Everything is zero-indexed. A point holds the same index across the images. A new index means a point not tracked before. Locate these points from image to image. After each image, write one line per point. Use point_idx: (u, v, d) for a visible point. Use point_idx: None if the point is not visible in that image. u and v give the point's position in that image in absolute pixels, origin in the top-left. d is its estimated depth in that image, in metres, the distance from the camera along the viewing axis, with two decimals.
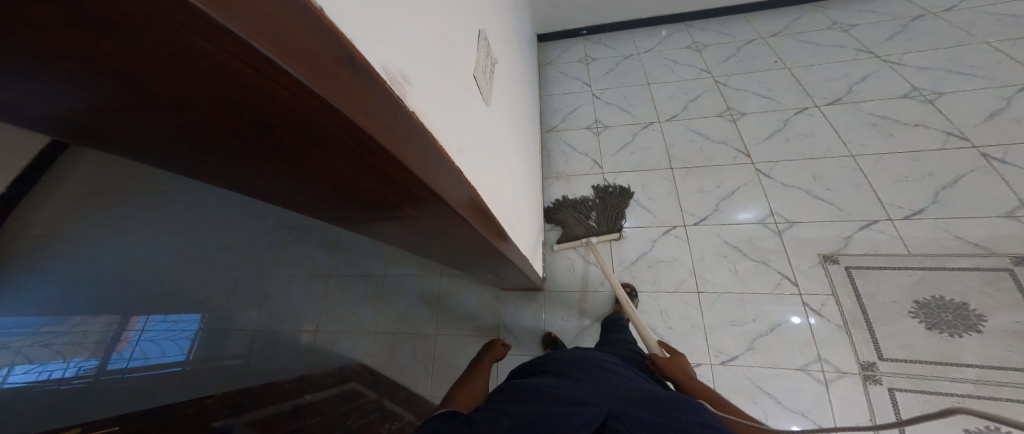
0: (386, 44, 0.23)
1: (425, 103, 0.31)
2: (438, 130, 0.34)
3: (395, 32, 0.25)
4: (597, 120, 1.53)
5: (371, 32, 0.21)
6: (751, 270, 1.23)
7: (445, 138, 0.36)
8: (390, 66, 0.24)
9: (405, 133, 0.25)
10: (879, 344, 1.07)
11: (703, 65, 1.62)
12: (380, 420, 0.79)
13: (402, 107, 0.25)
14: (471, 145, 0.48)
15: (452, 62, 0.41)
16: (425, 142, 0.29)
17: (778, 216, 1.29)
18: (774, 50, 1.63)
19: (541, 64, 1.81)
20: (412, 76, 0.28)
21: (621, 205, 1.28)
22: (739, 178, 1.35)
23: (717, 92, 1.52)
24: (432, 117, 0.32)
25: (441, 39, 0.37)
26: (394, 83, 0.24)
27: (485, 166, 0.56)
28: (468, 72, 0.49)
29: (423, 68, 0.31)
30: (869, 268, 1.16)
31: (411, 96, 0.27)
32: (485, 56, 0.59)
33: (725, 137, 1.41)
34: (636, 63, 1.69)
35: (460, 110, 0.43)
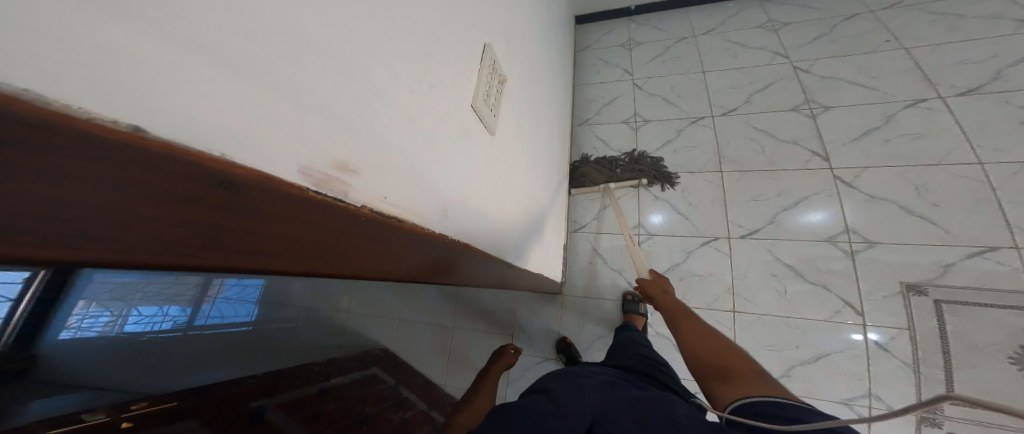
0: (308, 145, 0.19)
1: (382, 182, 0.27)
2: (405, 200, 0.30)
3: (331, 120, 0.21)
4: (637, 113, 1.37)
5: (277, 144, 0.17)
6: (803, 294, 1.08)
7: (416, 202, 0.32)
8: (313, 167, 0.19)
9: (323, 242, 0.20)
10: (953, 384, 0.91)
11: (778, 47, 1.34)
12: (394, 408, 0.88)
13: (330, 213, 0.20)
14: (458, 182, 0.44)
15: (438, 110, 0.37)
16: (368, 234, 0.24)
17: (855, 235, 1.09)
18: (885, 27, 1.28)
19: (577, 51, 1.63)
20: (360, 160, 0.24)
21: (650, 166, 1.25)
22: (807, 186, 1.14)
23: (795, 80, 1.26)
24: (395, 193, 0.28)
25: (419, 83, 0.32)
26: (321, 187, 0.20)
27: (481, 203, 0.53)
28: (465, 106, 0.44)
29: (383, 140, 0.27)
30: (965, 304, 0.95)
31: (353, 189, 0.23)
32: (488, 79, 0.54)
33: (797, 135, 1.19)
34: (690, 48, 1.44)
35: (444, 152, 0.39)
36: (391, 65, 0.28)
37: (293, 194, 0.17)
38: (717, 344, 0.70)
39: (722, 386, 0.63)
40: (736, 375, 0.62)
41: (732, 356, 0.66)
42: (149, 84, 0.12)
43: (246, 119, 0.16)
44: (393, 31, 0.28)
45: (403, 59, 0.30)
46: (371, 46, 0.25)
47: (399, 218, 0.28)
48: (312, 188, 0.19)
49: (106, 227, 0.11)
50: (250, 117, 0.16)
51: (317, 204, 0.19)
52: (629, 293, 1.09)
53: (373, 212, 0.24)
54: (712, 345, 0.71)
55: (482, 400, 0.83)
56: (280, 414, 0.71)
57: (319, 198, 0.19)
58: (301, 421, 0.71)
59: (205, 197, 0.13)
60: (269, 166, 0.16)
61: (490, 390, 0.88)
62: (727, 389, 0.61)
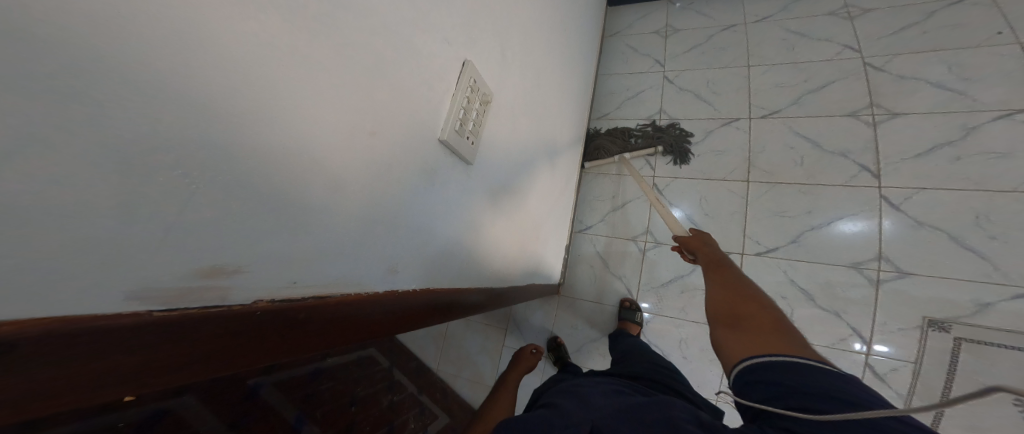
0: (145, 266, 0.15)
1: (280, 270, 0.23)
2: (316, 276, 0.27)
3: (196, 224, 0.17)
4: (663, 108, 1.21)
5: (80, 280, 0.13)
6: (811, 319, 1.02)
7: (338, 271, 0.29)
8: (153, 290, 0.16)
9: (180, 360, 0.17)
10: (941, 423, 0.88)
11: (848, 37, 1.11)
12: (385, 390, 0.95)
13: (187, 326, 0.17)
14: (417, 229, 0.39)
15: (380, 165, 0.31)
16: (258, 328, 0.21)
17: (887, 264, 0.98)
18: (1002, 14, 1.01)
19: (605, 36, 1.41)
20: (241, 259, 0.20)
21: (676, 136, 1.15)
22: (843, 206, 1.01)
23: (861, 79, 1.05)
24: (302, 276, 0.25)
25: (350, 139, 0.27)
26: (168, 304, 0.17)
27: (448, 248, 0.48)
28: (426, 146, 0.38)
29: (285, 221, 0.23)
30: (990, 344, 0.86)
31: (227, 291, 0.20)
32: (468, 102, 0.46)
33: (846, 146, 1.02)
34: (737, 33, 1.22)
35: (390, 204, 0.33)
36: (300, 121, 0.22)
37: (117, 323, 0.14)
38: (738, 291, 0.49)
39: (725, 332, 0.44)
40: (749, 324, 0.42)
41: (757, 305, 0.45)
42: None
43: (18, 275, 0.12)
44: (305, 79, 0.22)
45: (325, 111, 0.24)
46: (263, 122, 0.20)
47: (304, 298, 0.25)
48: (154, 306, 0.16)
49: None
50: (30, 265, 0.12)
51: (162, 327, 0.16)
52: (627, 299, 1.07)
53: (263, 304, 0.22)
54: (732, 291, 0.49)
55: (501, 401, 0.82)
56: (274, 392, 0.77)
57: (163, 316, 0.16)
58: (293, 401, 0.78)
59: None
60: (64, 310, 0.13)
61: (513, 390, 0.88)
62: (730, 338, 0.42)
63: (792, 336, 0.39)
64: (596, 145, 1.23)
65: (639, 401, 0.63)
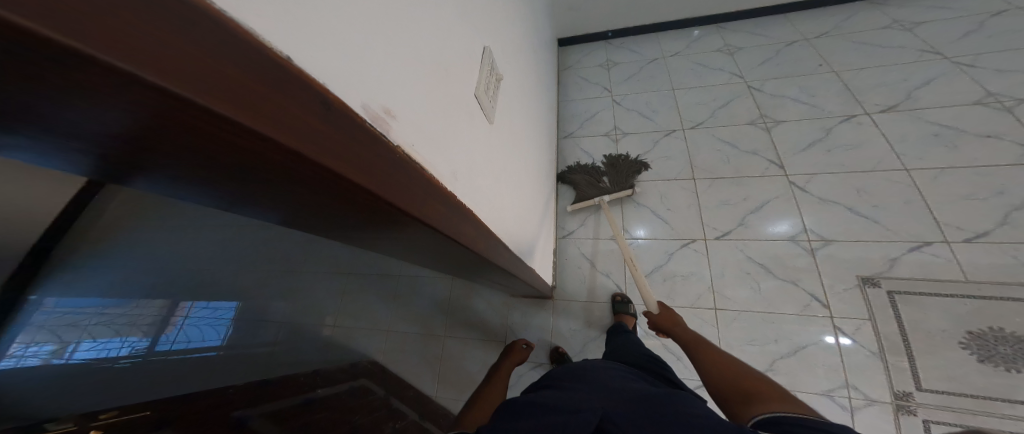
0: (368, 93, 0.28)
1: (410, 134, 0.35)
2: (423, 151, 0.38)
3: (381, 79, 0.31)
4: (617, 126, 1.48)
5: (354, 85, 0.26)
6: (776, 289, 1.15)
7: (432, 162, 0.41)
8: (369, 105, 0.28)
9: (357, 156, 0.26)
10: (920, 375, 0.99)
11: (735, 69, 1.52)
12: (386, 417, 0.83)
13: (373, 141, 0.28)
14: (466, 161, 0.52)
15: (446, 92, 0.45)
16: (398, 168, 0.32)
17: (812, 234, 1.20)
18: (820, 52, 1.50)
19: (561, 69, 1.76)
20: (393, 110, 0.32)
21: (634, 168, 1.30)
22: (769, 191, 1.26)
23: (750, 98, 1.42)
24: (416, 141, 0.36)
25: (432, 68, 0.41)
26: (372, 121, 0.29)
27: (482, 181, 0.59)
28: (467, 93, 0.52)
29: (409, 101, 0.36)
30: (915, 294, 1.06)
31: (389, 129, 0.32)
32: (488, 75, 0.60)
33: (755, 146, 1.33)
34: (661, 67, 1.60)
35: (451, 132, 0.47)
36: (412, 45, 0.36)
37: (347, 114, 0.25)
38: (734, 370, 0.69)
39: (750, 404, 0.59)
40: (760, 394, 0.59)
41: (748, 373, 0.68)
42: (276, 25, 0.20)
43: (339, 68, 0.25)
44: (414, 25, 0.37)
45: (421, 48, 0.38)
46: (398, 31, 0.34)
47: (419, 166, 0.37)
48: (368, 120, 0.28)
49: (264, 105, 0.18)
50: (339, 67, 0.25)
51: (364, 128, 0.27)
52: (619, 294, 1.13)
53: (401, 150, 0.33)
54: (731, 373, 0.68)
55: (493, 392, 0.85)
56: (263, 423, 0.64)
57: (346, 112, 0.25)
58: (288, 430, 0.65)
59: (301, 99, 0.21)
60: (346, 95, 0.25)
61: (503, 381, 0.90)
62: (755, 407, 0.57)
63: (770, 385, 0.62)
64: (573, 184, 1.34)
65: (649, 393, 0.64)
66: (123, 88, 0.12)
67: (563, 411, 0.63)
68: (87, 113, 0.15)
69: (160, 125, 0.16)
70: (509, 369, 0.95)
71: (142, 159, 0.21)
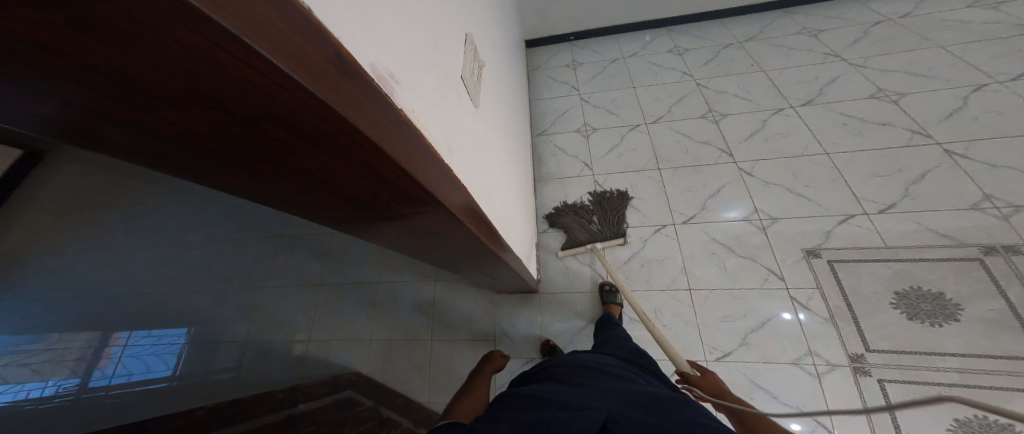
0: (371, 47, 0.25)
1: (413, 105, 0.32)
2: (427, 126, 0.35)
3: (382, 38, 0.27)
4: (586, 123, 1.56)
5: (355, 34, 0.23)
6: (738, 265, 1.26)
7: (435, 139, 0.37)
8: (374, 64, 0.25)
9: (379, 119, 0.24)
10: (866, 337, 1.11)
11: (684, 69, 1.69)
12: (377, 428, 0.78)
13: (391, 107, 0.26)
14: (459, 145, 0.49)
15: (438, 69, 0.42)
16: (414, 141, 0.30)
17: (762, 214, 1.34)
18: (752, 54, 1.71)
19: (530, 69, 1.84)
20: (395, 73, 0.28)
21: (620, 209, 1.30)
22: (723, 177, 1.39)
23: (699, 94, 1.58)
24: (419, 111, 0.33)
25: (424, 39, 0.38)
26: (379, 81, 0.25)
27: (472, 167, 0.57)
28: (454, 71, 0.50)
29: (409, 69, 0.32)
30: (850, 261, 1.21)
31: (396, 93, 0.28)
32: (471, 60, 0.60)
33: (708, 137, 1.46)
34: (621, 67, 1.74)
35: (446, 111, 0.43)
36: (406, 11, 0.33)
37: (364, 72, 0.23)
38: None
39: None
40: None
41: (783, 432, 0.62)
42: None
43: (338, 10, 0.21)
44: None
45: (414, 15, 0.35)
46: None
47: (428, 143, 0.34)
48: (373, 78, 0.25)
49: (293, 46, 0.17)
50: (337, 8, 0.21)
51: (379, 90, 0.25)
52: (605, 283, 1.17)
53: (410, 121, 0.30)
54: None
55: (478, 390, 0.82)
56: None
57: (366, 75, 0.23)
58: None
59: (325, 48, 0.19)
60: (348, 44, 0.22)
61: (486, 382, 0.86)
62: None
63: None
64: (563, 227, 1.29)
65: (653, 399, 0.65)
66: (163, 5, 0.11)
67: (567, 407, 0.62)
68: (123, 41, 0.14)
69: (188, 56, 0.15)
70: (492, 374, 0.91)
71: (146, 100, 0.19)
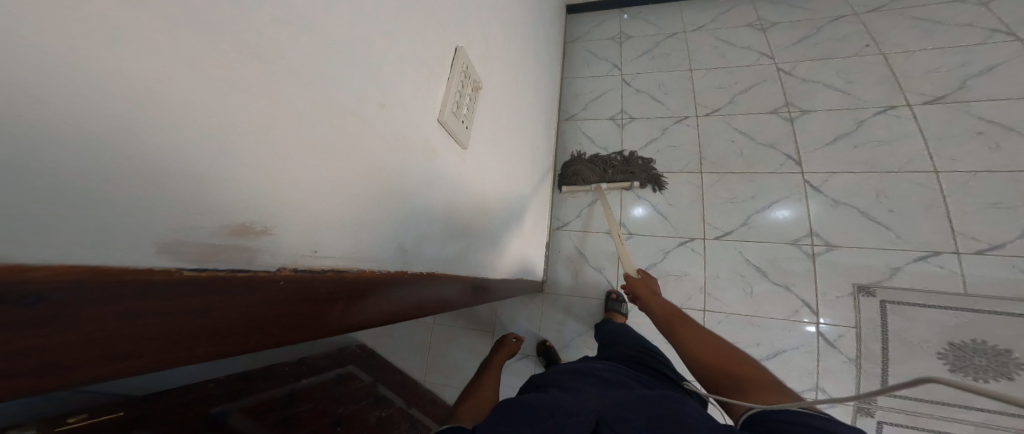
0: (185, 220, 0.17)
1: (302, 236, 0.25)
2: (332, 241, 0.29)
3: (252, 177, 0.20)
4: (623, 110, 1.35)
5: (136, 226, 0.15)
6: (768, 294, 1.12)
7: (351, 247, 0.31)
8: (195, 243, 0.18)
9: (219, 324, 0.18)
10: (887, 378, 1.01)
11: (765, 48, 1.32)
12: (369, 406, 0.86)
13: (223, 289, 0.19)
14: (417, 214, 0.42)
15: (391, 135, 0.34)
16: (292, 294, 0.23)
17: (817, 238, 1.13)
18: (867, 30, 1.29)
19: (566, 42, 1.57)
20: (266, 219, 0.22)
21: (642, 171, 1.23)
22: (781, 190, 1.16)
23: (778, 83, 1.26)
24: (313, 240, 0.27)
25: (363, 115, 0.30)
26: (198, 264, 0.18)
27: (443, 223, 0.50)
28: (425, 125, 0.41)
29: (309, 184, 0.25)
30: (906, 304, 1.03)
31: (253, 252, 0.22)
32: (458, 84, 0.50)
33: (775, 138, 1.20)
34: (679, 44, 1.41)
35: (395, 185, 0.36)
36: (329, 95, 0.25)
37: (148, 281, 0.15)
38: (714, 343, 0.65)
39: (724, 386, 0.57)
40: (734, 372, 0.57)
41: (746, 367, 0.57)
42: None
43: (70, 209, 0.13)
44: (322, 63, 0.25)
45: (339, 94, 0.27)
46: (298, 87, 0.23)
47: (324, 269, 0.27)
48: (185, 264, 0.17)
49: None
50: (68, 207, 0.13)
51: (196, 285, 0.17)
52: (613, 291, 1.11)
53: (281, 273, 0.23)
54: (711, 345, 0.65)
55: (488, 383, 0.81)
56: (243, 419, 0.67)
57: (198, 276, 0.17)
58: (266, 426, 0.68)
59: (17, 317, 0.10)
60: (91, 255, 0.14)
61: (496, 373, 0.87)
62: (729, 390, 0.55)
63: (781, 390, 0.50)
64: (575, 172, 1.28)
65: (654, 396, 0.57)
66: None
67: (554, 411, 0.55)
68: None
69: None
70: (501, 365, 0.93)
71: None
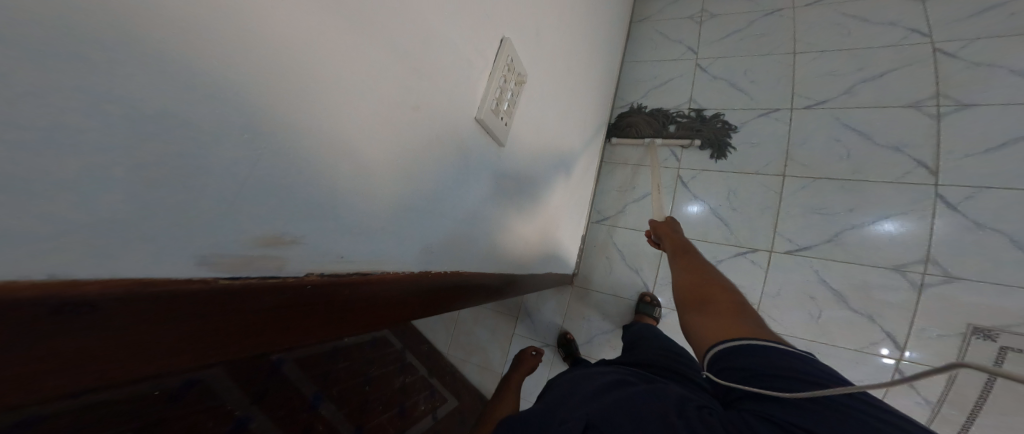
0: (209, 236, 0.18)
1: (327, 240, 0.26)
2: (353, 246, 0.29)
3: (265, 186, 0.20)
4: (693, 98, 1.15)
5: (147, 242, 0.15)
6: (840, 323, 0.91)
7: (374, 248, 0.31)
8: (228, 252, 0.19)
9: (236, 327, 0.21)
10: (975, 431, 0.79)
11: (918, 21, 0.97)
12: (397, 372, 1.00)
13: (245, 293, 0.20)
14: (444, 219, 0.40)
15: (419, 139, 0.32)
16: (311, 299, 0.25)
17: (934, 267, 0.86)
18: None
19: (632, 22, 1.34)
20: (292, 227, 0.23)
21: (709, 130, 1.08)
22: (896, 205, 0.91)
23: (926, 68, 0.93)
24: (343, 243, 0.28)
25: (384, 112, 0.27)
26: (232, 273, 0.20)
27: (474, 222, 0.48)
28: (460, 122, 0.38)
29: (323, 188, 0.24)
30: None
31: (284, 259, 0.23)
32: (504, 82, 0.44)
33: (903, 140, 0.92)
34: (783, 21, 1.11)
35: (417, 192, 0.34)
36: (344, 87, 0.23)
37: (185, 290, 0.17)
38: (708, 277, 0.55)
39: (695, 316, 0.48)
40: (712, 305, 0.47)
41: (722, 290, 0.50)
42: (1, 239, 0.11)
43: (92, 220, 0.13)
44: (335, 46, 0.22)
45: (355, 81, 0.24)
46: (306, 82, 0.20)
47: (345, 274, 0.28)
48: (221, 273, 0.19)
49: None
50: (87, 228, 0.13)
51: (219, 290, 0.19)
52: (646, 294, 1.03)
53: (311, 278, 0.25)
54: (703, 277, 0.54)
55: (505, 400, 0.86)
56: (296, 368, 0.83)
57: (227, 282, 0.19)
58: (313, 378, 0.83)
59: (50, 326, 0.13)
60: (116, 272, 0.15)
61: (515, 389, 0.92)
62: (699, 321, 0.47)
63: (748, 318, 0.45)
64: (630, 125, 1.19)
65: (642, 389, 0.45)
66: None
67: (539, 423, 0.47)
68: None
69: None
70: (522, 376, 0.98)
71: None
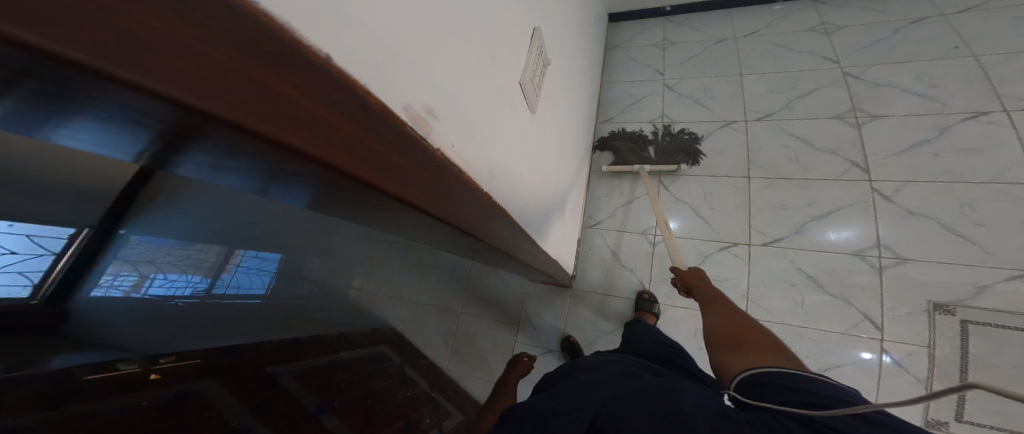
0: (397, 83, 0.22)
1: (451, 130, 0.29)
2: (463, 152, 0.32)
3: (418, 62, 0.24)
4: (664, 114, 1.33)
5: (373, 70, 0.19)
6: (822, 305, 0.99)
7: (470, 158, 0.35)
8: (409, 106, 0.23)
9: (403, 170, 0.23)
10: (965, 403, 0.84)
11: (828, 52, 1.23)
12: (398, 386, 0.94)
13: (413, 142, 0.23)
14: (502, 157, 0.44)
15: (490, 78, 0.38)
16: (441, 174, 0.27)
17: (886, 249, 0.99)
18: (954, 32, 1.14)
19: (607, 49, 1.57)
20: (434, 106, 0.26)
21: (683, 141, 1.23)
22: (844, 197, 1.06)
23: (842, 88, 1.17)
24: (458, 141, 0.31)
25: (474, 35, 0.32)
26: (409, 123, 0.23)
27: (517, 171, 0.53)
28: (512, 75, 0.44)
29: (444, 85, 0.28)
30: (994, 325, 0.85)
31: (431, 130, 0.26)
32: (535, 60, 0.52)
33: (837, 144, 1.11)
34: (728, 50, 1.36)
35: (488, 123, 0.39)
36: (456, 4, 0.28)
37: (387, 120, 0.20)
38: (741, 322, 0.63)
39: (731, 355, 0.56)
40: (747, 345, 0.56)
41: (756, 332, 0.58)
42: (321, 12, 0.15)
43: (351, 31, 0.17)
44: None
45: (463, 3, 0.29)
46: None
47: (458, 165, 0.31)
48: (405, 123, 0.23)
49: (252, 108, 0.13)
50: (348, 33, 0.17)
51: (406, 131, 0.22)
52: (644, 292, 1.08)
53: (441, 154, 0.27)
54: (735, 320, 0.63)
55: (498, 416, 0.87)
56: (294, 382, 0.75)
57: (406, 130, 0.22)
58: (313, 389, 0.76)
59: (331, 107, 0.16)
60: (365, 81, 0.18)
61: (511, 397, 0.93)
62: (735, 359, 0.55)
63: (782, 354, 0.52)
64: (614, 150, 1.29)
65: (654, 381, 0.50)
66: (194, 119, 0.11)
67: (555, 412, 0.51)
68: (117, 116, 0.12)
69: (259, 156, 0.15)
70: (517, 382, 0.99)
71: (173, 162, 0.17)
